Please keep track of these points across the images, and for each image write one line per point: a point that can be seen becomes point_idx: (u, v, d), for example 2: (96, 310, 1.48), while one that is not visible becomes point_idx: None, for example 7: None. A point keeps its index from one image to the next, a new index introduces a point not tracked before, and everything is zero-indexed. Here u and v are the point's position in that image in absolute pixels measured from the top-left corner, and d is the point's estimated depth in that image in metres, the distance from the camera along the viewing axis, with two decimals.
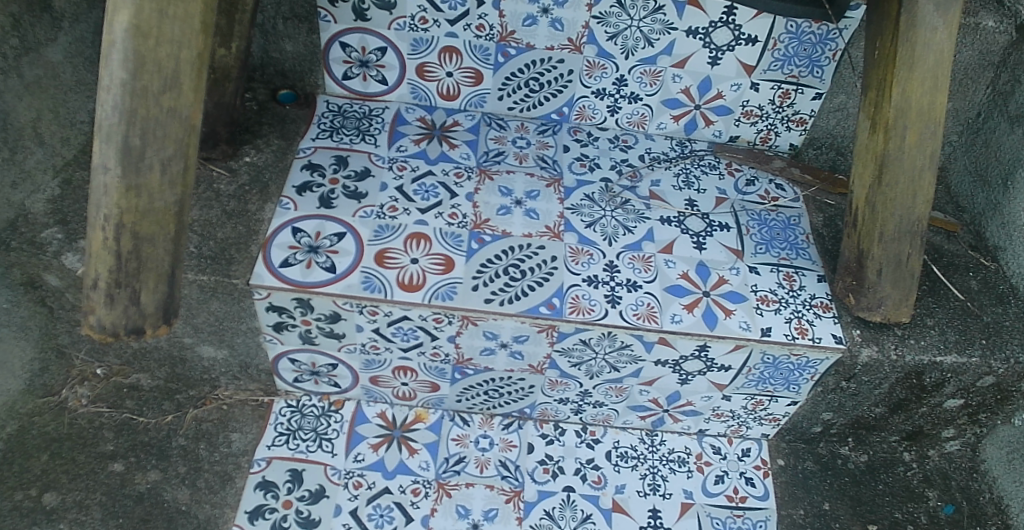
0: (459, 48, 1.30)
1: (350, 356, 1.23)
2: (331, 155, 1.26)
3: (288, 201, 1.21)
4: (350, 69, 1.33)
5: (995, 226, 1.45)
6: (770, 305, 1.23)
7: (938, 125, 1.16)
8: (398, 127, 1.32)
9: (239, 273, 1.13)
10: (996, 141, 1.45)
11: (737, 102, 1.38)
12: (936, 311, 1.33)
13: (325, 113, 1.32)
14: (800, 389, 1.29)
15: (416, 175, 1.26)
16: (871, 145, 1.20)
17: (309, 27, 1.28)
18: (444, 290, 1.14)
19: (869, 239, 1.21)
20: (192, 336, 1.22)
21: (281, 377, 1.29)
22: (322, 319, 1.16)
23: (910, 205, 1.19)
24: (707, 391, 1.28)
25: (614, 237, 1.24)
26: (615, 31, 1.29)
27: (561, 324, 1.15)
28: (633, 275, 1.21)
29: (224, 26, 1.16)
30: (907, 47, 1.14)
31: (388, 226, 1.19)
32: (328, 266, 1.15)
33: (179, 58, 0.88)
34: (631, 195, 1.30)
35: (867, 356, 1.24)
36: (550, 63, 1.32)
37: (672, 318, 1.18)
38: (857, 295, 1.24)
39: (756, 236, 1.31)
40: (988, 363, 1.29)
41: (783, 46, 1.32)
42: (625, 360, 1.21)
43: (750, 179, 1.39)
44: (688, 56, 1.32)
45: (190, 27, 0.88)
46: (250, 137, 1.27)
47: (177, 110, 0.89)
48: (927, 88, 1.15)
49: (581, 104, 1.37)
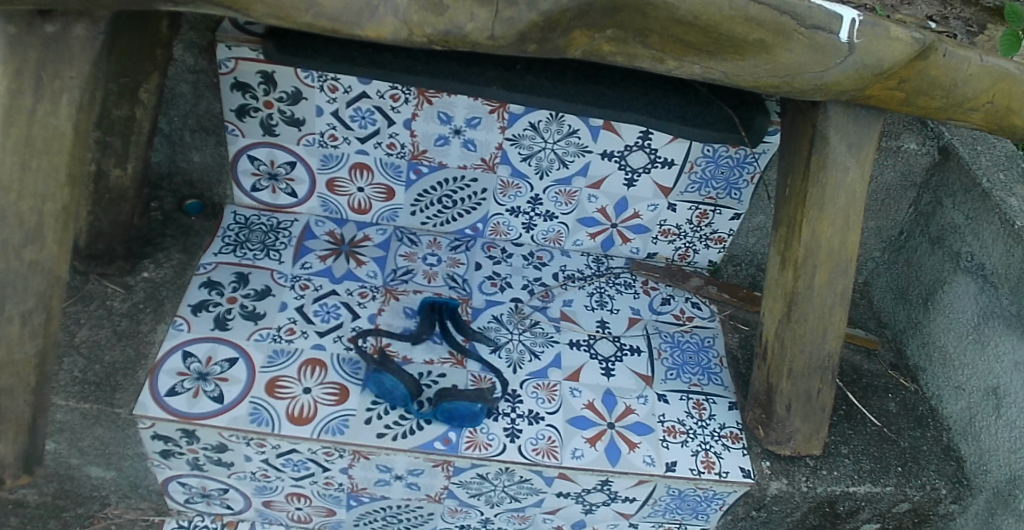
0: (370, 165, 1.29)
1: (240, 482, 1.19)
2: (231, 271, 1.24)
3: (181, 320, 1.17)
4: (259, 181, 1.30)
5: (915, 345, 1.42)
6: (677, 436, 1.20)
7: (848, 263, 1.12)
8: (305, 242, 1.30)
9: (123, 402, 1.08)
10: (917, 261, 1.42)
11: (654, 222, 1.37)
12: (851, 438, 1.27)
13: (231, 225, 1.30)
14: (709, 518, 1.25)
15: (318, 295, 1.24)
16: (781, 280, 1.15)
17: (217, 139, 1.26)
18: (335, 424, 1.11)
19: (778, 374, 1.16)
20: (78, 457, 1.15)
21: (172, 497, 1.23)
22: (208, 448, 1.12)
23: (821, 341, 1.14)
24: (613, 519, 1.24)
25: (520, 363, 1.22)
26: (529, 153, 1.28)
27: (456, 460, 1.11)
28: (536, 406, 1.18)
29: (118, 146, 1.14)
30: (817, 188, 1.09)
31: (283, 351, 1.16)
32: (216, 395, 1.11)
33: (42, 211, 0.85)
34: (540, 317, 1.29)
35: (776, 489, 1.19)
36: (463, 181, 1.31)
37: (573, 454, 1.14)
38: (767, 429, 1.19)
39: (667, 360, 1.29)
40: (903, 492, 1.24)
41: (700, 169, 1.30)
42: (524, 492, 1.18)
43: (666, 297, 1.38)
44: (604, 177, 1.31)
45: (55, 180, 0.85)
46: (150, 249, 1.24)
47: (40, 262, 0.86)
48: (838, 228, 1.10)
49: (495, 221, 1.36)
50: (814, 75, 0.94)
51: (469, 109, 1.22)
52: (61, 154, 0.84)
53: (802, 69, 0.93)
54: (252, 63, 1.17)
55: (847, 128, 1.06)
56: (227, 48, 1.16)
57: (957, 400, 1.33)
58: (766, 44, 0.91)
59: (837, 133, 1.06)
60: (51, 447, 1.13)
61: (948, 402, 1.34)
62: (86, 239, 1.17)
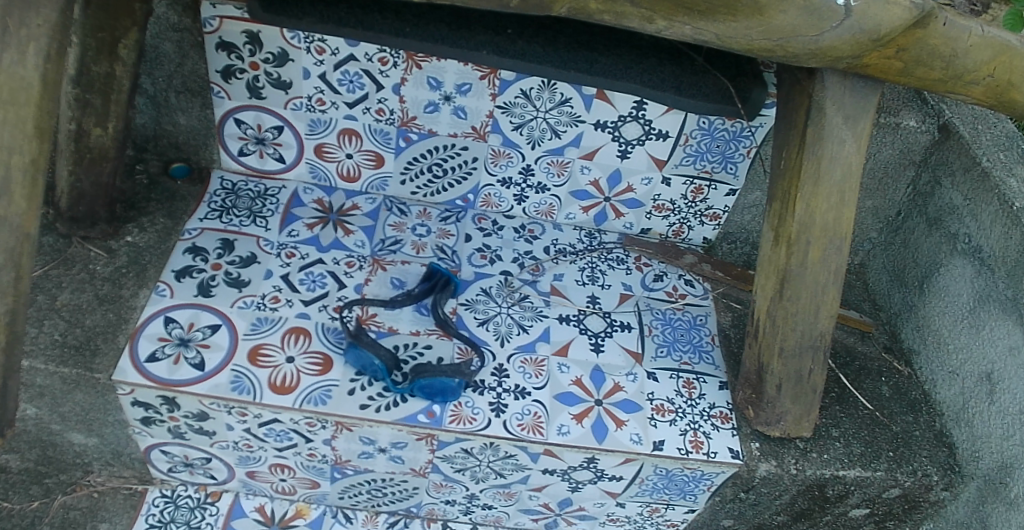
0: (358, 131, 1.26)
1: (223, 451, 1.17)
2: (216, 238, 1.22)
3: (164, 286, 1.15)
4: (246, 145, 1.28)
5: (910, 328, 1.40)
6: (665, 415, 1.18)
7: (842, 240, 1.10)
8: (292, 210, 1.28)
9: (102, 367, 1.06)
10: (914, 242, 1.40)
11: (648, 196, 1.35)
12: (843, 421, 1.25)
13: (217, 191, 1.28)
14: (697, 499, 1.23)
15: (304, 263, 1.22)
16: (774, 257, 1.12)
17: (202, 102, 1.24)
18: (318, 394, 1.09)
19: (769, 353, 1.14)
20: (59, 423, 1.13)
21: (155, 466, 1.22)
22: (189, 416, 1.11)
23: (812, 319, 1.12)
24: (600, 498, 1.23)
25: (508, 336, 1.20)
26: (520, 122, 1.26)
27: (440, 434, 1.10)
28: (523, 381, 1.16)
29: (98, 105, 1.12)
30: (812, 161, 1.06)
31: (266, 319, 1.14)
32: (197, 362, 1.09)
33: (9, 165, 0.83)
34: (530, 291, 1.27)
35: (765, 471, 1.17)
36: (454, 150, 1.29)
37: (559, 430, 1.12)
38: (757, 409, 1.17)
39: (658, 337, 1.27)
40: (893, 477, 1.22)
41: (695, 142, 1.28)
42: (510, 468, 1.16)
43: (658, 274, 1.35)
44: (597, 148, 1.29)
45: (23, 132, 0.83)
46: (135, 214, 1.21)
47: (8, 218, 0.84)
48: (833, 203, 1.08)
49: (486, 192, 1.34)
50: (809, 38, 0.91)
51: (459, 74, 1.21)
52: (28, 105, 0.82)
53: (797, 33, 0.91)
54: (237, 21, 1.16)
55: (844, 102, 1.04)
56: (211, 6, 1.14)
57: (950, 385, 1.31)
58: (760, 5, 0.88)
59: (833, 104, 1.04)
60: (31, 412, 1.12)
61: (941, 387, 1.33)
62: (69, 200, 1.15)
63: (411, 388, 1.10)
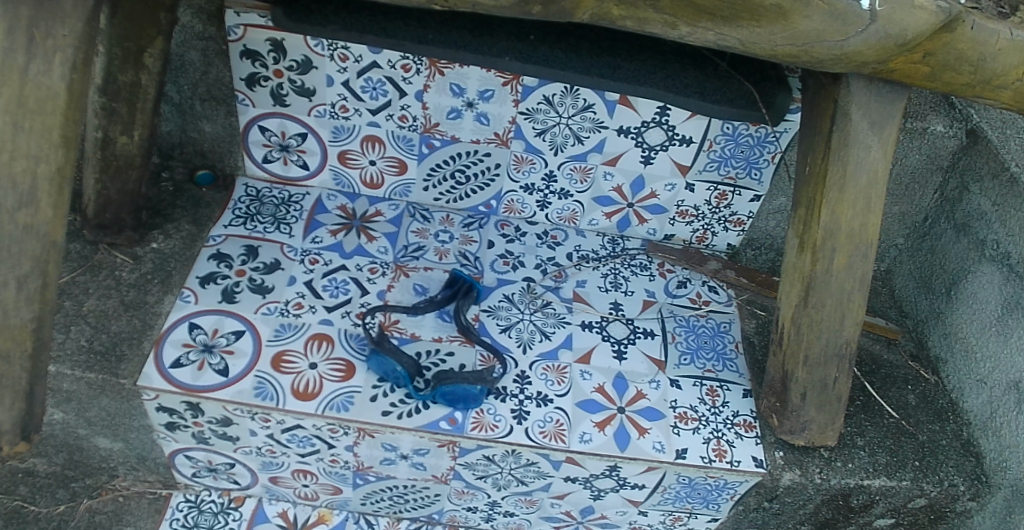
0: (381, 138, 1.27)
1: (246, 457, 1.18)
2: (241, 244, 1.22)
3: (189, 292, 1.15)
4: (271, 152, 1.29)
5: (937, 336, 1.38)
6: (688, 423, 1.17)
7: (868, 247, 1.09)
8: (316, 216, 1.29)
9: (128, 373, 1.07)
10: (942, 248, 1.38)
11: (671, 202, 1.34)
12: (868, 430, 1.24)
13: (242, 197, 1.29)
14: (720, 508, 1.22)
15: (328, 269, 1.22)
16: (799, 264, 1.11)
17: (227, 109, 1.25)
18: (340, 400, 1.09)
19: (794, 360, 1.13)
20: (86, 428, 1.15)
21: (179, 471, 1.23)
22: (213, 421, 1.11)
23: (838, 327, 1.11)
24: (622, 506, 1.22)
25: (530, 343, 1.20)
26: (543, 128, 1.25)
27: (462, 441, 1.10)
28: (545, 388, 1.16)
29: (124, 113, 1.13)
30: (838, 167, 1.05)
31: (290, 325, 1.15)
32: (221, 368, 1.10)
33: (36, 173, 0.84)
34: (553, 297, 1.27)
35: (789, 480, 1.16)
36: (476, 156, 1.29)
37: (581, 437, 1.12)
38: (781, 417, 1.16)
39: (681, 344, 1.26)
40: (920, 487, 1.21)
41: (719, 148, 1.27)
42: (532, 475, 1.16)
43: (682, 280, 1.35)
44: (620, 154, 1.28)
45: (49, 141, 0.84)
46: (160, 221, 1.22)
47: (34, 226, 0.85)
48: (858, 209, 1.07)
49: (509, 198, 1.34)
50: (833, 43, 0.90)
51: (482, 81, 1.20)
52: (54, 114, 0.83)
53: (822, 38, 0.90)
54: (261, 29, 1.16)
55: (869, 105, 1.03)
56: (236, 14, 1.15)
57: (978, 393, 1.29)
58: (784, 11, 0.87)
59: (859, 110, 1.03)
60: (58, 417, 1.13)
61: (969, 396, 1.31)
62: (95, 207, 1.16)
63: (433, 395, 1.10)
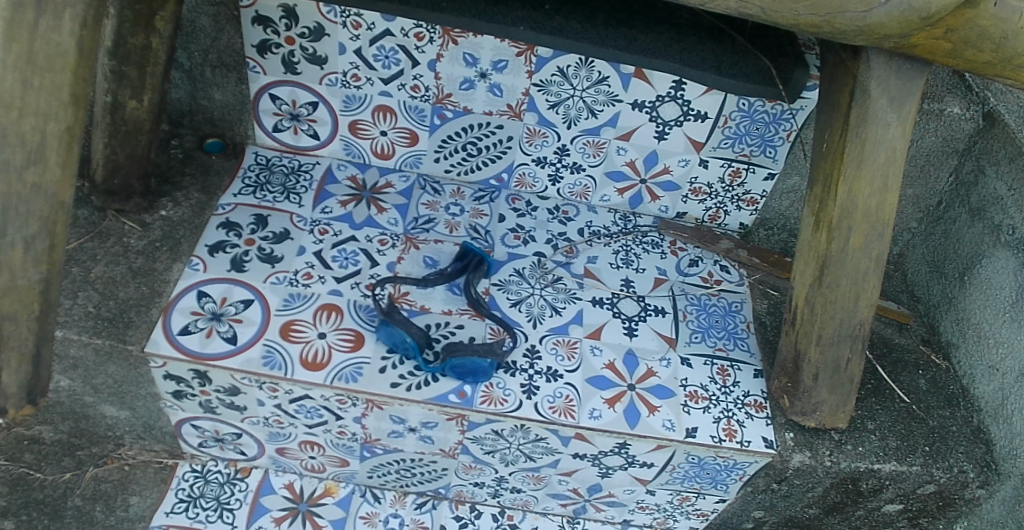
0: (393, 108, 1.26)
1: (254, 427, 1.17)
2: (250, 213, 1.21)
3: (197, 261, 1.14)
4: (281, 122, 1.28)
5: (948, 321, 1.36)
6: (699, 402, 1.16)
7: (885, 227, 1.07)
8: (326, 186, 1.27)
9: (135, 339, 1.06)
10: (956, 233, 1.36)
11: (685, 179, 1.32)
12: (879, 414, 1.22)
13: (251, 166, 1.27)
14: (728, 488, 1.21)
15: (337, 240, 1.21)
16: (813, 243, 1.10)
17: (238, 77, 1.24)
18: (349, 371, 1.08)
19: (806, 340, 1.12)
20: (92, 395, 1.14)
21: (185, 440, 1.22)
22: (220, 390, 1.11)
23: (852, 308, 1.09)
24: (630, 484, 1.21)
25: (540, 318, 1.19)
26: (557, 100, 1.24)
27: (471, 414, 1.09)
28: (555, 363, 1.15)
29: (134, 77, 1.12)
30: (856, 143, 1.03)
31: (299, 295, 1.14)
32: (230, 336, 1.09)
33: (45, 132, 0.83)
34: (564, 273, 1.25)
35: (798, 462, 1.15)
36: (489, 128, 1.27)
37: (591, 414, 1.11)
38: (792, 398, 1.15)
39: (692, 323, 1.25)
40: (929, 472, 1.19)
41: (734, 124, 1.25)
42: (540, 451, 1.15)
43: (694, 259, 1.33)
44: (634, 128, 1.27)
45: (59, 98, 0.82)
46: (169, 188, 1.21)
47: (42, 186, 0.84)
48: (876, 187, 1.05)
49: (521, 172, 1.32)
50: (857, 14, 0.89)
51: (495, 51, 1.19)
52: (64, 72, 0.82)
53: (844, 8, 0.88)
54: None
55: (889, 81, 1.01)
56: None
57: (990, 380, 1.27)
58: None
59: (878, 86, 1.01)
60: (65, 383, 1.12)
61: (981, 382, 1.29)
62: (104, 172, 1.15)
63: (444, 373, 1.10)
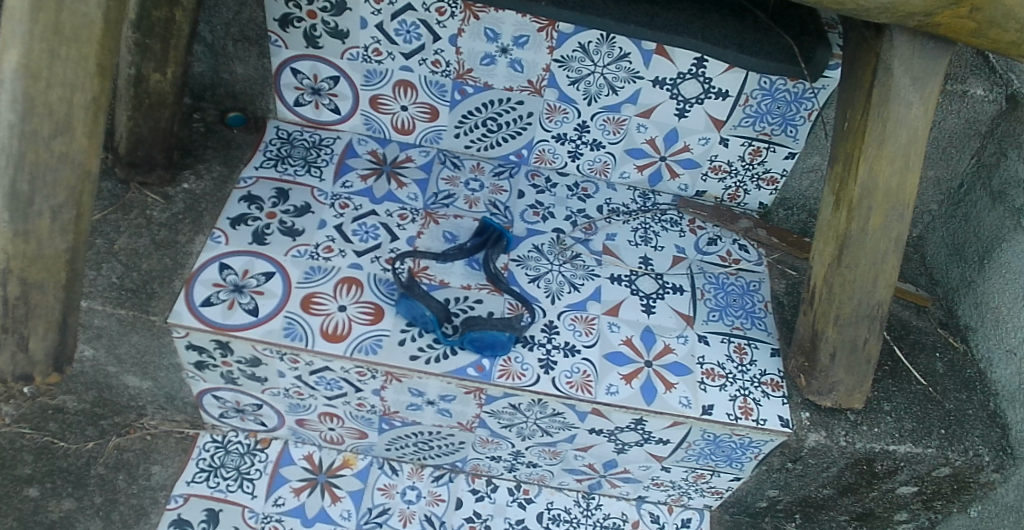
0: (414, 83, 1.26)
1: (274, 398, 1.19)
2: (271, 187, 1.22)
3: (220, 233, 1.15)
4: (302, 96, 1.29)
5: (967, 304, 1.35)
6: (716, 380, 1.16)
7: (905, 207, 1.06)
8: (347, 161, 1.28)
9: (158, 310, 1.07)
10: (976, 216, 1.34)
11: (705, 157, 1.32)
12: (895, 395, 1.22)
13: (273, 140, 1.28)
14: (743, 467, 1.22)
15: (358, 214, 1.21)
16: (834, 222, 1.09)
17: (260, 51, 1.24)
18: (369, 343, 1.09)
19: (824, 320, 1.11)
20: (115, 365, 1.16)
21: (207, 411, 1.24)
22: (242, 361, 1.12)
23: (871, 288, 1.09)
24: (645, 461, 1.22)
25: (559, 294, 1.19)
26: (577, 77, 1.24)
27: (489, 388, 1.10)
28: (573, 338, 1.15)
29: (157, 50, 1.12)
30: (877, 122, 1.03)
31: (320, 268, 1.15)
32: (251, 308, 1.10)
33: (71, 102, 0.83)
34: (582, 249, 1.26)
35: (814, 441, 1.15)
36: (509, 104, 1.28)
37: (608, 390, 1.12)
38: (808, 377, 1.15)
39: (710, 301, 1.24)
40: (944, 455, 1.19)
41: (755, 103, 1.25)
42: (557, 426, 1.16)
43: (712, 237, 1.33)
44: (654, 106, 1.26)
45: (85, 69, 0.83)
46: (191, 161, 1.22)
47: (70, 156, 0.85)
48: (897, 167, 1.04)
49: (540, 148, 1.33)
50: None
51: (517, 26, 1.19)
52: (90, 42, 0.83)
53: None
54: None
55: (912, 60, 1.00)
56: None
57: (1007, 365, 1.26)
58: None
59: (901, 65, 1.01)
60: (89, 353, 1.14)
61: (998, 366, 1.28)
62: (127, 145, 1.16)
63: (461, 344, 1.11)
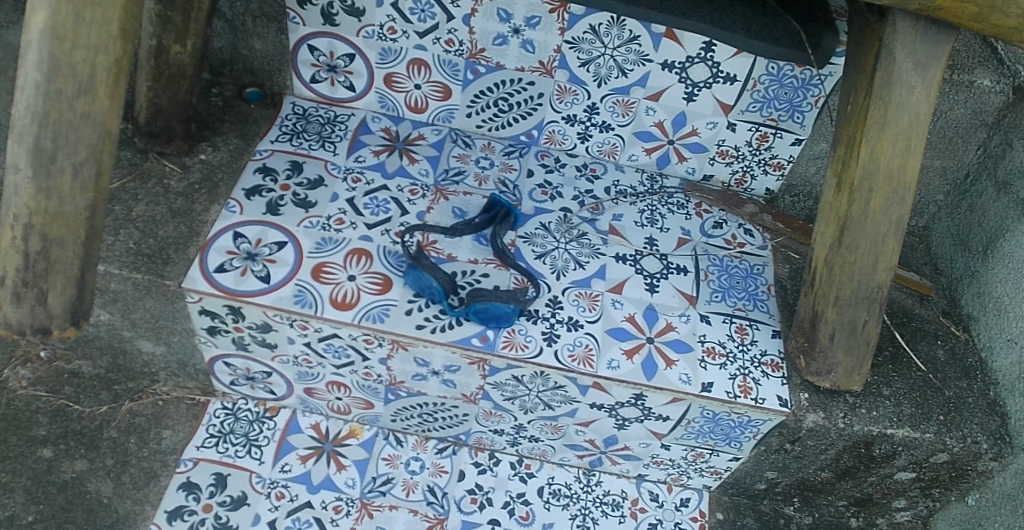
0: (427, 61, 1.29)
1: (283, 366, 1.21)
2: (286, 160, 1.25)
3: (234, 203, 1.18)
4: (319, 73, 1.32)
5: (969, 295, 1.35)
6: (716, 358, 1.18)
7: (905, 191, 1.07)
8: (360, 137, 1.31)
9: (172, 275, 1.10)
10: (981, 206, 1.35)
11: (712, 141, 1.34)
12: (895, 380, 1.23)
13: (290, 115, 1.31)
14: (741, 447, 1.23)
15: (369, 189, 1.24)
16: (835, 205, 1.11)
17: (278, 27, 1.27)
18: (376, 312, 1.12)
19: (824, 301, 1.13)
20: (130, 330, 1.19)
21: (218, 378, 1.27)
22: (253, 327, 1.15)
23: (871, 270, 1.10)
24: (645, 438, 1.24)
25: (564, 271, 1.22)
26: (588, 58, 1.26)
27: (492, 358, 1.12)
28: (576, 313, 1.17)
29: (178, 22, 1.16)
30: (880, 105, 1.04)
31: (331, 239, 1.17)
32: (263, 275, 1.13)
33: (94, 64, 0.86)
34: (589, 228, 1.28)
35: (812, 422, 1.17)
36: (521, 84, 1.30)
37: (609, 364, 1.14)
38: (807, 358, 1.16)
39: (713, 282, 1.26)
40: (942, 441, 1.20)
41: (763, 88, 1.27)
42: (559, 399, 1.18)
43: (718, 221, 1.34)
44: (663, 89, 1.29)
45: (108, 31, 0.86)
46: (208, 134, 1.25)
47: (92, 115, 0.88)
48: (899, 149, 1.06)
49: (550, 129, 1.35)
50: None
51: (529, 7, 1.22)
52: (114, 6, 0.86)
53: None
54: None
55: (915, 45, 1.02)
56: None
57: (1007, 354, 1.27)
58: None
59: (903, 49, 1.02)
60: (105, 317, 1.17)
61: (998, 355, 1.28)
62: (147, 115, 1.20)
63: (467, 316, 1.13)
